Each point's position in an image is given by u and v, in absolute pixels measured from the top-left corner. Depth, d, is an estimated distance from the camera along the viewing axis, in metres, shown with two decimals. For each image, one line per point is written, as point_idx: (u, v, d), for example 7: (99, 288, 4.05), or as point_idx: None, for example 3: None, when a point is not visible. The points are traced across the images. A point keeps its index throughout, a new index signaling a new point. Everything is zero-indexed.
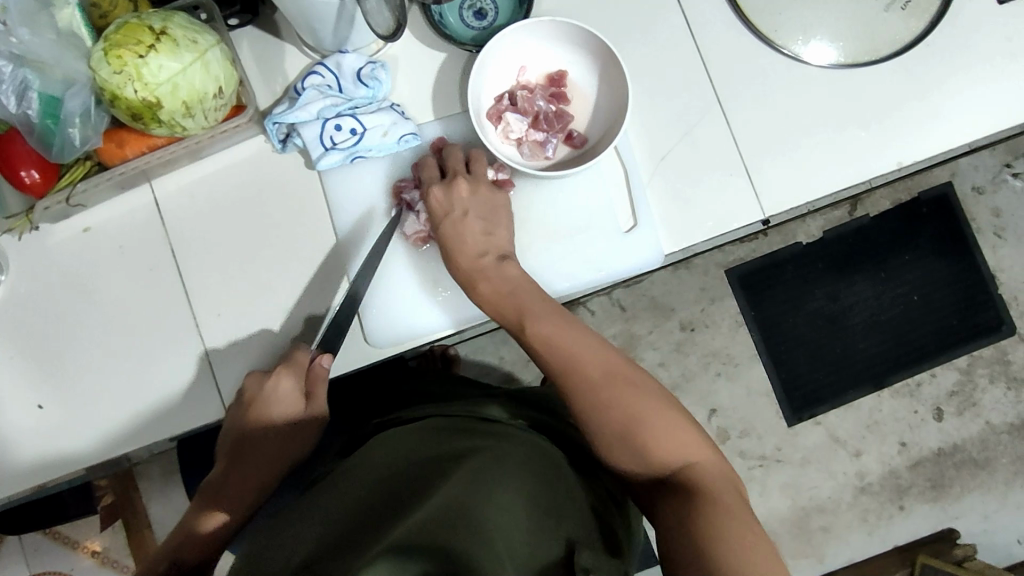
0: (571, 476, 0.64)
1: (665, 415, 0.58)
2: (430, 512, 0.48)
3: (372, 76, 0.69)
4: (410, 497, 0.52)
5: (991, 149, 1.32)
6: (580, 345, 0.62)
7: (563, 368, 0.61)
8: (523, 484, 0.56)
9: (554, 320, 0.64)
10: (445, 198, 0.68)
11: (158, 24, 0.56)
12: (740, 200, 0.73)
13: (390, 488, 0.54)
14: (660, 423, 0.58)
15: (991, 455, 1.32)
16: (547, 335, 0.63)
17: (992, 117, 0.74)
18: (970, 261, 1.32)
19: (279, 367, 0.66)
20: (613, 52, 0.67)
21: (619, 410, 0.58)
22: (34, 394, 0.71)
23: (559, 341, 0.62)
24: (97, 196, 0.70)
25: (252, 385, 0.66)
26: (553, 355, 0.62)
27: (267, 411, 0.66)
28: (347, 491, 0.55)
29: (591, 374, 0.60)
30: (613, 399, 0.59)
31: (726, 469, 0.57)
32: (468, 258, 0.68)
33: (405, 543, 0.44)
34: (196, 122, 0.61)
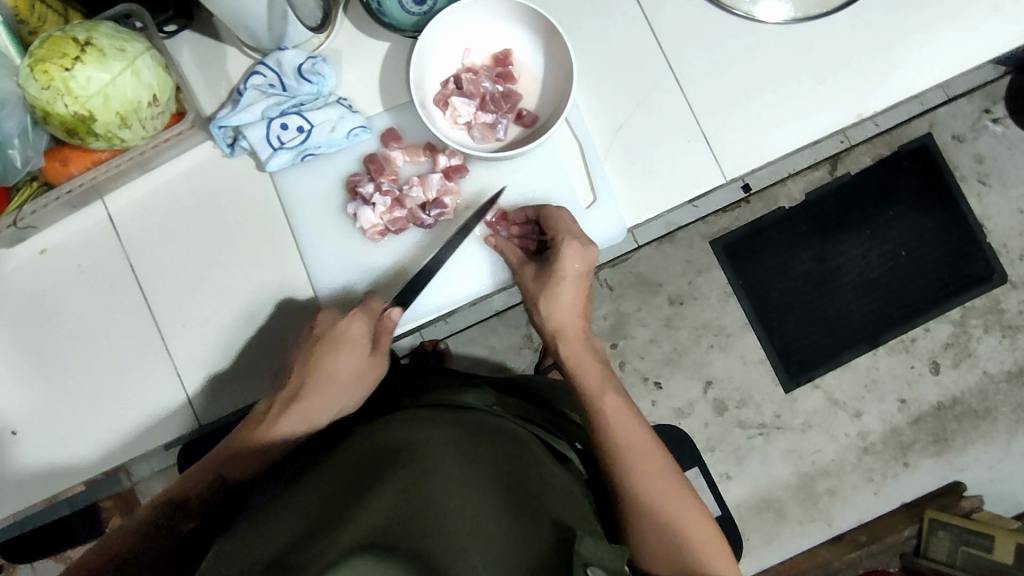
0: (547, 461, 0.63)
1: (702, 520, 0.62)
2: (393, 504, 0.47)
3: (314, 71, 0.68)
4: (375, 484, 0.50)
5: (969, 96, 1.30)
6: (640, 432, 0.65)
7: (627, 449, 0.63)
8: (490, 477, 0.54)
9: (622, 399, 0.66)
10: (577, 254, 0.67)
11: (83, 35, 0.55)
12: (701, 166, 0.72)
13: (358, 477, 0.52)
14: (699, 528, 0.61)
15: (992, 404, 1.30)
16: (619, 411, 0.65)
17: (953, 60, 0.72)
18: (956, 211, 1.30)
19: (354, 311, 0.67)
20: (554, 26, 0.66)
21: (668, 507, 0.61)
22: (8, 421, 0.71)
23: (621, 425, 0.65)
24: (49, 217, 0.69)
25: (325, 320, 0.68)
26: (618, 431, 0.64)
27: (335, 355, 0.65)
28: (315, 488, 0.53)
29: (651, 463, 0.63)
30: (664, 493, 0.62)
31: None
32: (562, 316, 0.69)
33: (370, 534, 0.43)
34: (134, 133, 0.60)
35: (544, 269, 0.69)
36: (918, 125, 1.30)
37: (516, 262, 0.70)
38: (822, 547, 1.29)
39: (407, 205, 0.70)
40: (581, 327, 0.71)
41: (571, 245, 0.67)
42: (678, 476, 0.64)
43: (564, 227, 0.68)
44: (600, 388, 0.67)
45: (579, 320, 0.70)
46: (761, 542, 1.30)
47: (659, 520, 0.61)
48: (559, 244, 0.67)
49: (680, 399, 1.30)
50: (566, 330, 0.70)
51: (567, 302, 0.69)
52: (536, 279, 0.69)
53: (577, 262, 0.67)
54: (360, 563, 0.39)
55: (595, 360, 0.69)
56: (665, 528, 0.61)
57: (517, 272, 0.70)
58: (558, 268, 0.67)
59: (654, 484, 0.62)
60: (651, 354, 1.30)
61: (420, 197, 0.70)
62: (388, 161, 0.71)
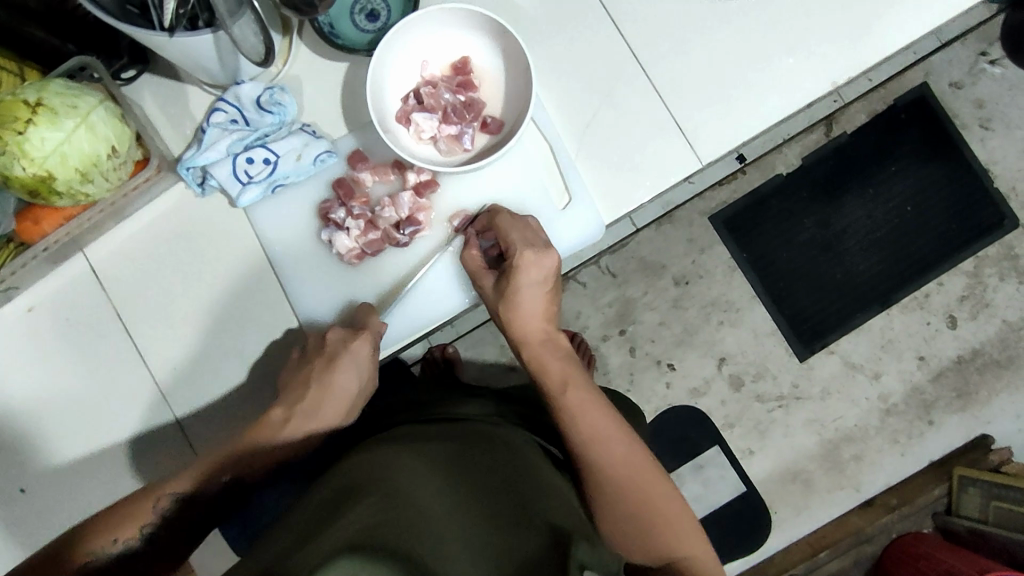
0: (536, 463, 0.62)
1: (674, 503, 0.63)
2: (368, 522, 0.47)
3: (273, 102, 0.67)
4: (349, 505, 0.50)
5: (963, 40, 1.26)
6: (610, 423, 0.64)
7: (595, 441, 0.63)
8: (469, 493, 0.54)
9: (591, 393, 0.65)
10: (536, 261, 0.66)
11: (34, 96, 0.55)
12: (677, 152, 0.70)
13: (344, 490, 0.52)
14: (669, 511, 0.63)
15: (1014, 353, 1.27)
16: (585, 405, 0.64)
17: (931, 14, 0.70)
18: (958, 160, 1.27)
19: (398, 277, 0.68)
20: (509, 28, 0.64)
21: (639, 494, 0.62)
22: (17, 478, 0.72)
23: (591, 418, 0.63)
24: (31, 274, 0.70)
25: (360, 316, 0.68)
26: (586, 426, 0.63)
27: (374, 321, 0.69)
28: (298, 509, 0.53)
29: (620, 453, 0.63)
30: (635, 480, 0.62)
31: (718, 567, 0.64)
32: (525, 324, 0.67)
33: (343, 551, 0.43)
34: (98, 186, 0.60)
35: (501, 279, 0.67)
36: (912, 76, 1.26)
37: (477, 271, 0.68)
38: (853, 514, 1.27)
39: (381, 226, 0.69)
40: (546, 328, 0.68)
41: (526, 251, 0.66)
42: (650, 462, 0.64)
43: (520, 234, 0.67)
44: (563, 380, 0.65)
45: (541, 320, 0.68)
46: (791, 514, 1.28)
47: (632, 508, 0.62)
48: (514, 254, 0.66)
49: (695, 378, 1.28)
50: (528, 335, 0.67)
51: (530, 303, 0.67)
52: (495, 288, 0.67)
53: (530, 267, 0.66)
54: None
55: (560, 356, 0.67)
56: (633, 519, 0.62)
57: (476, 281, 0.68)
58: (513, 277, 0.66)
59: (625, 475, 0.62)
60: (662, 337, 1.29)
61: (393, 217, 0.69)
62: (357, 184, 0.70)
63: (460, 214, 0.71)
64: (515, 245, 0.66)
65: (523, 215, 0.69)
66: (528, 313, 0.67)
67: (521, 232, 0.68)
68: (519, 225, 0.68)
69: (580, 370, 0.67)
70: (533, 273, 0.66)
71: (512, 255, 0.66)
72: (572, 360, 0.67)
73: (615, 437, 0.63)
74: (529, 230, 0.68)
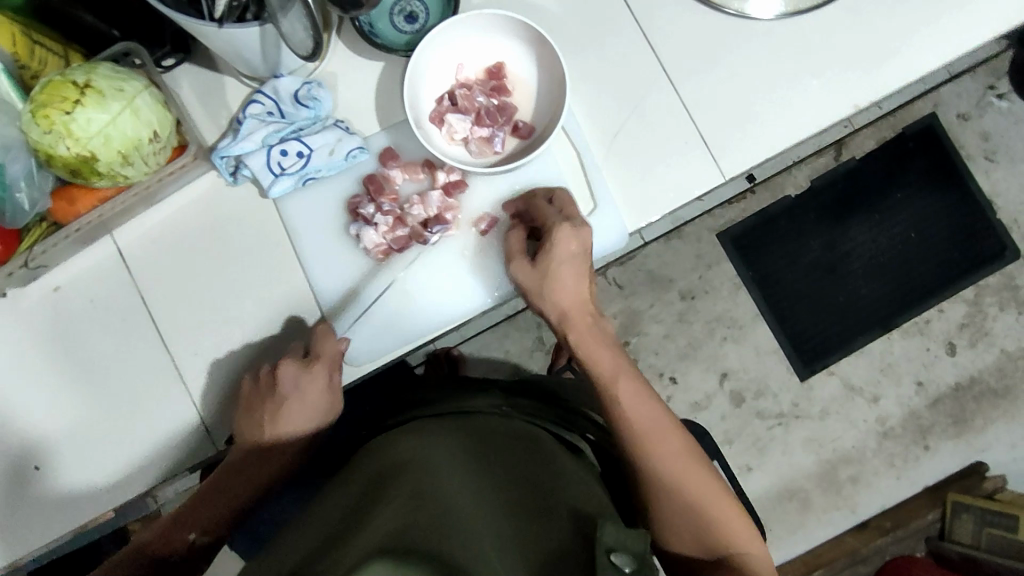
0: (555, 453, 0.65)
1: (722, 495, 0.64)
2: (403, 518, 0.50)
3: (310, 96, 0.69)
4: (383, 500, 0.53)
5: (972, 73, 1.29)
6: (659, 416, 0.65)
7: (643, 438, 0.64)
8: (496, 479, 0.57)
9: (637, 385, 0.66)
10: (574, 235, 0.66)
11: (82, 77, 0.56)
12: (700, 166, 0.72)
13: (373, 489, 0.55)
14: (719, 503, 0.64)
15: (1011, 383, 1.29)
16: (633, 400, 0.65)
17: (948, 47, 0.72)
18: (963, 190, 1.29)
19: (308, 364, 0.68)
20: (546, 36, 0.66)
21: (689, 488, 0.63)
22: (33, 456, 0.73)
23: (639, 413, 0.65)
24: (60, 255, 0.71)
25: (288, 382, 0.67)
26: (635, 422, 0.64)
27: (303, 400, 0.69)
28: (330, 504, 0.56)
29: (668, 447, 0.64)
30: (684, 474, 0.64)
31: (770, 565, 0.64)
32: (568, 301, 0.67)
33: (377, 551, 0.45)
34: (137, 169, 0.61)
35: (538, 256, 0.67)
36: (921, 105, 1.29)
37: (515, 253, 0.69)
38: (848, 535, 1.29)
39: (409, 223, 0.71)
40: (587, 310, 0.68)
41: (565, 227, 0.66)
42: (696, 452, 0.65)
43: (557, 210, 0.68)
44: (612, 375, 0.66)
45: (581, 301, 0.67)
46: (786, 532, 1.29)
47: (685, 500, 0.63)
48: (553, 228, 0.66)
49: (696, 393, 1.30)
50: (571, 316, 0.67)
51: (566, 286, 0.67)
52: (534, 268, 0.67)
53: (558, 253, 0.66)
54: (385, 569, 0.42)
55: (604, 343, 0.67)
56: (684, 510, 0.63)
57: (513, 262, 0.68)
58: (545, 260, 0.66)
59: (676, 469, 0.63)
60: (665, 350, 1.30)
61: (422, 215, 0.71)
62: (387, 181, 0.72)
63: (487, 217, 0.72)
64: (552, 223, 0.67)
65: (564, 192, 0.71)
66: (569, 296, 0.67)
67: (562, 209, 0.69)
68: (560, 201, 0.69)
69: (625, 360, 0.67)
70: (573, 251, 0.66)
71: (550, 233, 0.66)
72: (615, 347, 0.68)
73: (662, 432, 0.65)
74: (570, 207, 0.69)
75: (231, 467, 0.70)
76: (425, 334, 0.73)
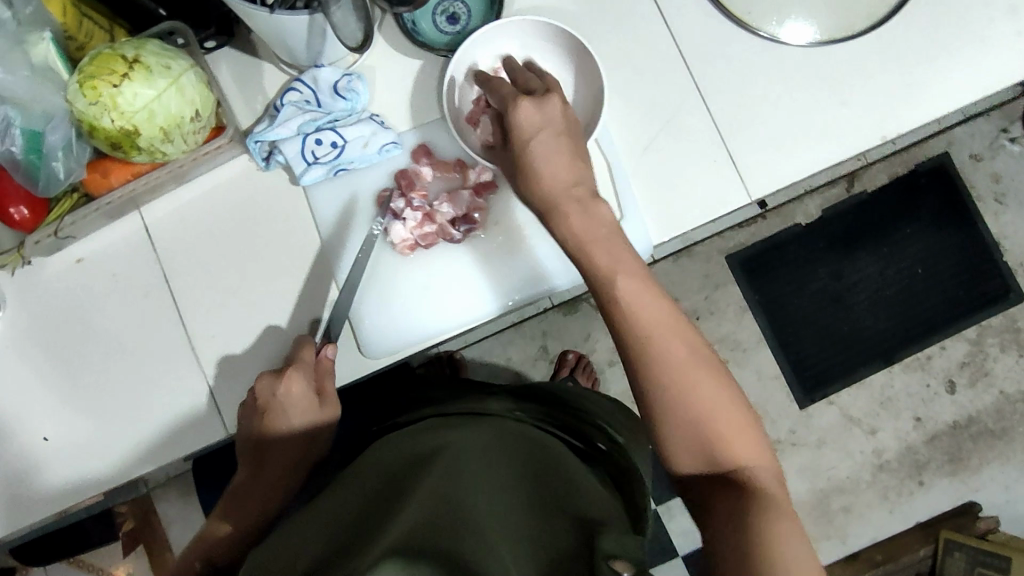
0: (564, 456, 0.65)
1: (737, 413, 0.54)
2: (421, 513, 0.50)
3: (349, 89, 0.70)
4: (398, 496, 0.53)
5: (986, 115, 1.30)
6: (664, 312, 0.57)
7: (648, 335, 0.55)
8: (506, 475, 0.58)
9: (642, 280, 0.57)
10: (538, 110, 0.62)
11: (131, 52, 0.57)
12: (727, 185, 0.73)
13: (388, 488, 0.55)
14: (733, 420, 0.54)
15: (1008, 424, 1.30)
16: (637, 292, 0.56)
17: (974, 86, 0.73)
18: (972, 229, 1.30)
19: (286, 372, 0.67)
20: (587, 47, 0.67)
21: (697, 397, 0.54)
22: (40, 427, 0.73)
23: (643, 307, 0.56)
24: (87, 227, 0.71)
25: (263, 392, 0.67)
26: (635, 314, 0.56)
27: (288, 411, 0.67)
28: (343, 498, 0.57)
29: (676, 349, 0.55)
30: (694, 386, 0.54)
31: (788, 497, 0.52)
32: (552, 186, 0.60)
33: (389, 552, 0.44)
34: (176, 147, 0.61)
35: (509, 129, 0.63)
36: (935, 143, 1.30)
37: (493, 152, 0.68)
38: (837, 565, 1.29)
39: (438, 220, 0.71)
40: (573, 188, 0.60)
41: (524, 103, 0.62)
42: (711, 364, 0.56)
43: (519, 86, 0.65)
44: (609, 267, 0.57)
45: (567, 176, 0.60)
46: None
47: (694, 413, 0.53)
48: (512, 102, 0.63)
49: None
50: (560, 202, 0.60)
51: (550, 157, 0.61)
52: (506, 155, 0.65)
53: (534, 121, 0.61)
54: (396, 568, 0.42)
55: (611, 231, 0.59)
56: (693, 424, 0.54)
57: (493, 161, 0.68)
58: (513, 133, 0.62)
59: (685, 371, 0.54)
60: None
61: (451, 213, 0.71)
62: (419, 177, 0.73)
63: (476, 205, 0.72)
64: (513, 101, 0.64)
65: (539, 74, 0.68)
66: (556, 182, 0.60)
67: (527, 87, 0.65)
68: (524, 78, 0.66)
69: (629, 251, 0.59)
70: (535, 129, 0.62)
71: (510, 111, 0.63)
72: (616, 232, 0.59)
73: (671, 332, 0.56)
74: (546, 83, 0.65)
75: (239, 494, 0.69)
76: (446, 330, 0.73)
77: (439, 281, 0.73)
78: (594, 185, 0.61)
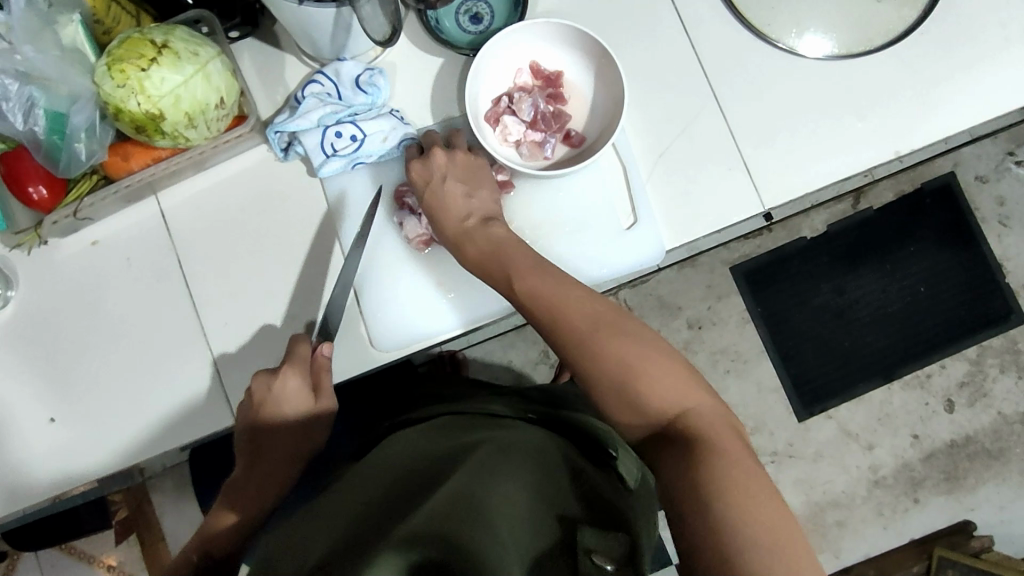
0: (574, 463, 0.65)
1: (655, 361, 0.54)
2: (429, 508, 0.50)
3: (371, 83, 0.70)
4: (408, 496, 0.53)
5: (993, 138, 1.32)
6: (559, 289, 0.59)
7: (546, 315, 0.58)
8: (519, 471, 0.58)
9: (536, 272, 0.61)
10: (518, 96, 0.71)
11: (160, 37, 0.58)
12: (740, 194, 0.74)
13: (403, 486, 0.56)
14: (651, 366, 0.54)
15: (1005, 445, 1.30)
16: (530, 283, 0.60)
17: (986, 107, 0.74)
18: (975, 250, 1.31)
19: (282, 367, 0.66)
20: (609, 52, 0.68)
21: (606, 359, 0.55)
22: (47, 407, 0.73)
23: (539, 291, 0.59)
24: (104, 209, 0.71)
25: (259, 387, 0.66)
26: (531, 301, 0.59)
27: (285, 407, 0.67)
28: (352, 493, 0.57)
29: (575, 321, 0.57)
30: (602, 349, 0.55)
31: (727, 423, 0.53)
32: (451, 224, 0.66)
33: (401, 549, 0.44)
34: (198, 133, 0.62)
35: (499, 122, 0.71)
36: (942, 163, 1.31)
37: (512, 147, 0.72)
38: None
39: None
40: (477, 217, 0.66)
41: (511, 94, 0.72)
42: (621, 321, 0.57)
43: (518, 87, 0.72)
44: (505, 270, 0.62)
45: (461, 212, 0.67)
46: None
47: (609, 374, 0.54)
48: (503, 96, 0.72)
49: None
50: (459, 236, 0.66)
51: (456, 201, 0.67)
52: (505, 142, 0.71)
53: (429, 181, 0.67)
54: None
55: (503, 242, 0.64)
56: (612, 385, 0.54)
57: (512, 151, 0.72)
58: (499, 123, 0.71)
59: (588, 339, 0.56)
60: None
61: None
62: None
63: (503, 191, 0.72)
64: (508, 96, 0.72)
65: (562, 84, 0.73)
66: (455, 219, 0.67)
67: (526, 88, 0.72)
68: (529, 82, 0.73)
69: (526, 255, 0.63)
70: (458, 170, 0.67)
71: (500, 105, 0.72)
72: (514, 243, 0.64)
73: (569, 306, 0.58)
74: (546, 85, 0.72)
75: (237, 486, 0.69)
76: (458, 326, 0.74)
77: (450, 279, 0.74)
78: (493, 214, 0.67)
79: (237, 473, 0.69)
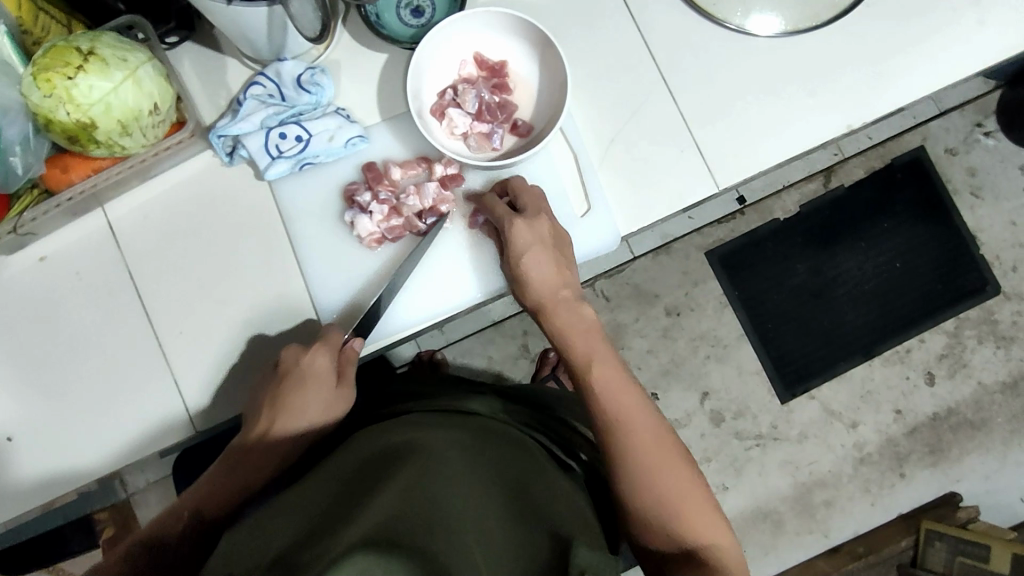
0: (543, 465, 0.66)
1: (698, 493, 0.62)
2: (396, 504, 0.49)
3: (313, 82, 0.69)
4: (376, 483, 0.52)
5: (960, 110, 1.32)
6: (634, 400, 0.64)
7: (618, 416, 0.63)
8: (485, 476, 0.57)
9: (616, 373, 0.65)
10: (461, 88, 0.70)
11: (86, 44, 0.57)
12: (695, 175, 0.73)
13: (364, 479, 0.54)
14: (694, 503, 0.61)
15: (987, 415, 1.31)
16: (612, 385, 0.64)
17: (938, 78, 0.74)
18: (948, 223, 1.31)
19: (317, 342, 0.67)
20: (550, 39, 0.68)
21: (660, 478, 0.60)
22: (4, 428, 0.72)
23: (617, 396, 0.63)
24: (50, 224, 0.70)
25: (290, 358, 0.67)
26: (609, 402, 0.63)
27: (302, 389, 0.66)
28: (318, 488, 0.55)
29: (643, 434, 0.62)
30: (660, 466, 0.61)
31: (738, 558, 0.61)
32: (546, 290, 0.67)
33: (362, 542, 0.43)
34: (135, 140, 0.61)
35: (442, 116, 0.71)
36: (910, 138, 1.31)
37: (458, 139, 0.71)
38: (821, 559, 1.29)
39: (404, 213, 0.71)
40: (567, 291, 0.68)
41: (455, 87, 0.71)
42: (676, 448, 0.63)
43: (462, 80, 0.71)
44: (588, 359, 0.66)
45: (551, 277, 0.67)
46: (758, 553, 1.29)
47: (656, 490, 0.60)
48: (447, 89, 0.71)
49: (677, 409, 1.30)
50: (549, 303, 0.67)
51: (540, 269, 0.66)
52: (450, 134, 0.71)
53: (521, 241, 0.66)
54: (367, 559, 0.41)
55: (586, 330, 0.67)
56: (653, 496, 0.60)
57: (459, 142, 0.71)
58: (442, 117, 0.71)
59: (649, 450, 0.61)
60: (648, 364, 1.30)
61: (416, 206, 0.71)
62: (386, 172, 0.72)
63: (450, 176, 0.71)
64: (452, 89, 0.71)
65: (507, 74, 0.72)
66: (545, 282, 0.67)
67: (470, 80, 0.71)
68: (473, 74, 0.72)
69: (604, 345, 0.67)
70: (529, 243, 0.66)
71: (445, 98, 0.71)
72: (595, 332, 0.67)
73: (640, 418, 0.63)
74: (490, 77, 0.71)
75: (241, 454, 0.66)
76: (439, 313, 0.73)
77: (436, 265, 0.72)
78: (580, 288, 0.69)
79: (242, 441, 0.67)
